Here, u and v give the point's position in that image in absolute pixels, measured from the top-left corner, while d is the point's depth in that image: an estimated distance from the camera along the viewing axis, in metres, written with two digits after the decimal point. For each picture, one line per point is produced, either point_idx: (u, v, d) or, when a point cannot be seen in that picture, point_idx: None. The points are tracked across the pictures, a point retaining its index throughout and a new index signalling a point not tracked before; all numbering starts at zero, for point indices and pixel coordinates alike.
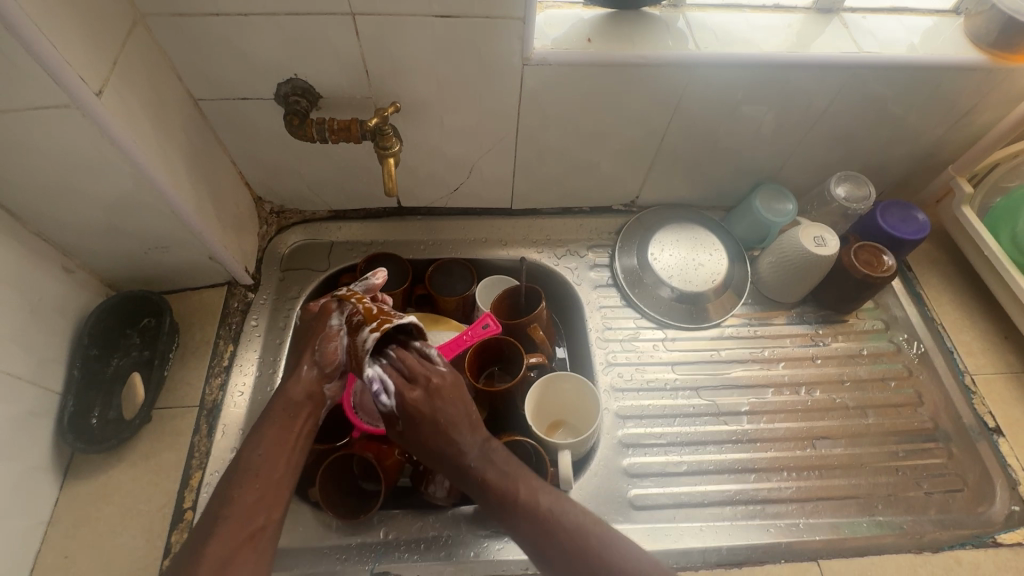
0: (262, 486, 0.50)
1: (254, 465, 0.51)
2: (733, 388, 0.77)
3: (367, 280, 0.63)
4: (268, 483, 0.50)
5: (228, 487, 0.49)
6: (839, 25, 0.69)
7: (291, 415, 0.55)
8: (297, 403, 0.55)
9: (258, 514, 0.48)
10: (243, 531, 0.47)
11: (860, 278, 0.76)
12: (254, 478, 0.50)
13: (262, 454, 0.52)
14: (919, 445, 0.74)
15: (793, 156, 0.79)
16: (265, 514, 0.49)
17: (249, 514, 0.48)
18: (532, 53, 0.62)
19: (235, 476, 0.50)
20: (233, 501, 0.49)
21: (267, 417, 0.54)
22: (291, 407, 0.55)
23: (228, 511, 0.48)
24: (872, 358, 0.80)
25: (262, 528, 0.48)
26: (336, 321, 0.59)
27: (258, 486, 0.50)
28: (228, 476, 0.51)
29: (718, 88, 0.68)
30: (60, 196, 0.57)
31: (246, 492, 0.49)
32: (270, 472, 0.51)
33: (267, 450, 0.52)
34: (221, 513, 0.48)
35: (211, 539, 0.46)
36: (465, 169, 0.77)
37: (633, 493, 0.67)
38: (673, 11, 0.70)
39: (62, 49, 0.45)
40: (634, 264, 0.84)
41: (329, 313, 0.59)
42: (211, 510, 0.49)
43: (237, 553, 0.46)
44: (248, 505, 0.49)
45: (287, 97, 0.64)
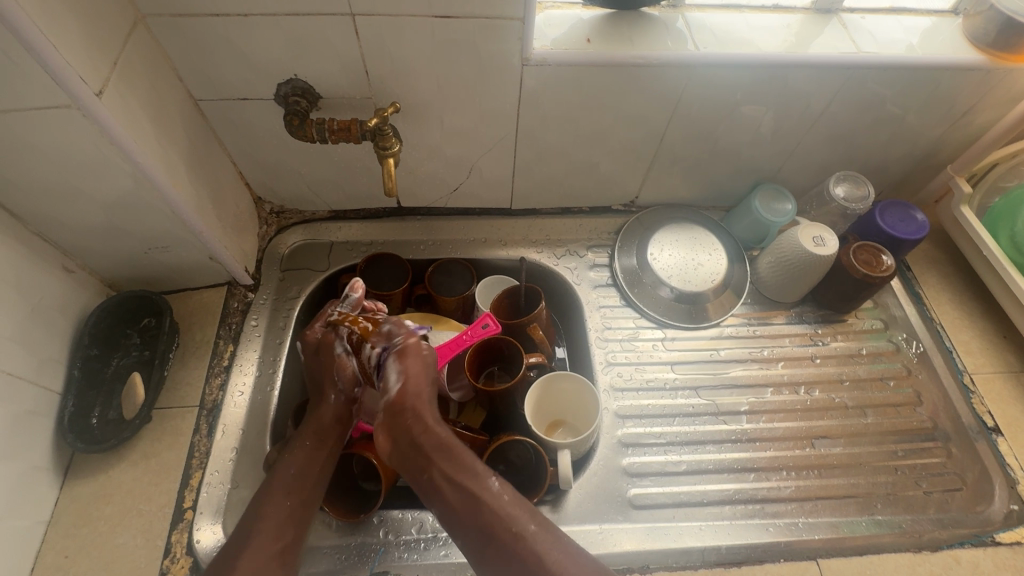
0: (291, 503, 0.54)
1: (286, 483, 0.55)
2: (732, 387, 0.77)
3: (347, 297, 0.67)
4: (297, 501, 0.54)
5: (261, 502, 0.53)
6: (838, 26, 0.70)
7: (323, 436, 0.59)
8: (326, 426, 0.59)
9: (286, 531, 0.52)
10: (274, 547, 0.51)
11: (859, 278, 0.76)
12: (286, 495, 0.54)
13: (294, 470, 0.56)
14: (918, 445, 0.74)
15: (793, 156, 0.80)
16: (293, 532, 0.53)
17: (279, 531, 0.52)
18: (532, 53, 0.62)
19: (268, 492, 0.54)
20: (264, 517, 0.53)
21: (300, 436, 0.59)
22: (321, 429, 0.59)
23: (260, 527, 0.52)
24: (871, 357, 0.80)
25: (289, 545, 0.52)
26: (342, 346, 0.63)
27: (289, 502, 0.54)
28: (261, 490, 0.55)
29: (718, 88, 0.68)
30: (61, 195, 0.57)
31: (277, 508, 0.53)
32: (300, 489, 0.55)
33: (298, 468, 0.56)
34: (254, 528, 0.52)
35: (243, 555, 0.50)
36: (465, 169, 0.78)
37: (633, 492, 0.67)
38: (673, 11, 0.70)
39: (62, 49, 0.45)
40: (633, 264, 0.84)
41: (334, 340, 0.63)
42: (245, 523, 0.52)
43: (269, 565, 0.50)
44: (279, 521, 0.53)
45: (287, 97, 0.64)
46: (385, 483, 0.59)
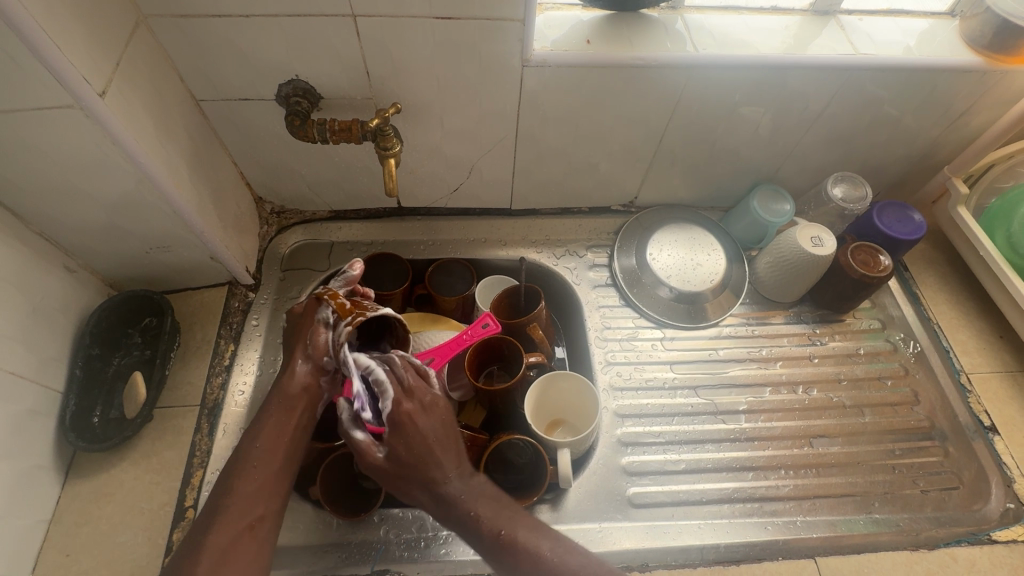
0: (260, 477, 0.52)
1: (255, 457, 0.52)
2: (731, 387, 0.77)
3: (344, 273, 0.64)
4: (267, 474, 0.52)
5: (229, 478, 0.51)
6: (836, 27, 0.70)
7: (288, 409, 0.56)
8: (292, 396, 0.56)
9: (256, 504, 0.50)
10: (243, 521, 0.49)
11: (857, 278, 0.76)
12: (255, 468, 0.52)
13: (261, 446, 0.53)
14: (916, 444, 0.75)
15: (791, 157, 0.80)
16: (264, 505, 0.50)
17: (248, 505, 0.50)
18: (532, 54, 0.62)
19: (235, 468, 0.52)
20: (234, 493, 0.50)
21: (265, 410, 0.56)
22: (287, 400, 0.56)
23: (228, 503, 0.49)
24: (869, 357, 0.81)
25: (261, 518, 0.50)
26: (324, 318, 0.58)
27: (258, 476, 0.51)
28: (230, 466, 0.52)
29: (716, 89, 0.68)
30: (62, 195, 0.57)
31: (247, 482, 0.51)
32: (269, 463, 0.52)
33: (264, 443, 0.53)
34: (222, 503, 0.49)
35: (212, 529, 0.48)
36: (465, 169, 0.78)
37: (632, 491, 0.68)
38: (672, 13, 0.71)
39: (66, 50, 0.46)
40: (632, 264, 0.84)
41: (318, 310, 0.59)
42: (214, 499, 0.50)
43: (236, 542, 0.48)
44: (249, 495, 0.50)
45: (288, 98, 0.64)
46: None
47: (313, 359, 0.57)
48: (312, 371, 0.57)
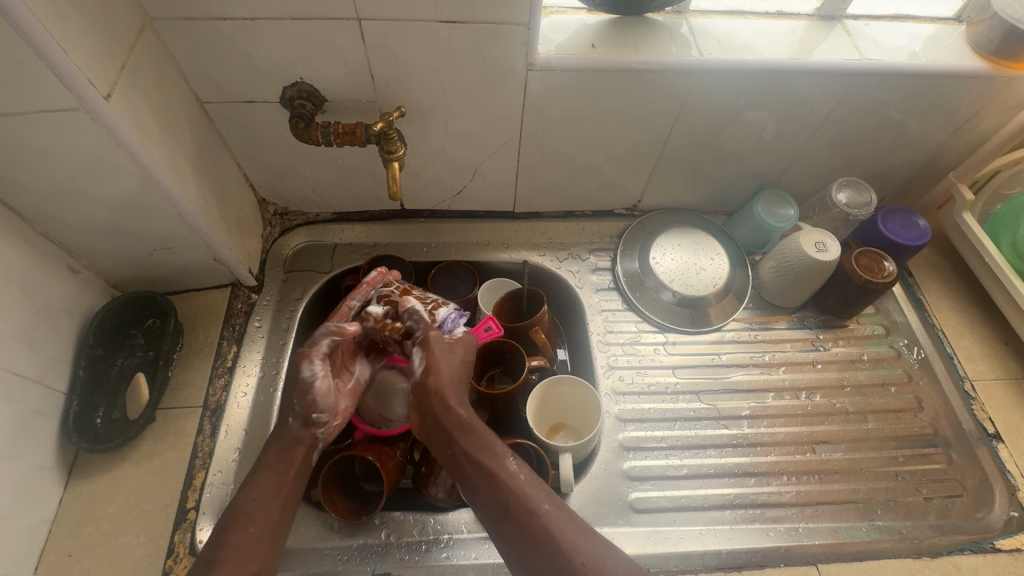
0: (256, 530, 0.53)
1: (249, 511, 0.54)
2: (733, 392, 0.77)
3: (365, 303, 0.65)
4: (260, 529, 0.53)
5: (223, 531, 0.53)
6: (841, 33, 0.70)
7: (286, 456, 0.58)
8: (289, 445, 0.59)
9: (250, 560, 0.52)
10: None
11: (861, 284, 0.76)
12: (247, 526, 0.53)
13: (257, 499, 0.55)
14: (919, 451, 0.75)
15: (795, 161, 0.80)
16: (258, 561, 0.52)
17: (244, 559, 0.52)
18: (536, 59, 0.62)
19: (232, 520, 0.53)
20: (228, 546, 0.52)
21: (261, 462, 0.58)
22: (286, 445, 0.59)
23: (222, 556, 0.51)
24: (872, 363, 0.81)
25: (256, 573, 0.52)
26: (309, 369, 0.59)
27: (252, 530, 0.53)
28: (221, 527, 0.53)
29: (721, 93, 0.68)
30: (67, 197, 0.58)
31: (240, 539, 0.52)
32: (264, 517, 0.54)
33: (261, 493, 0.55)
34: (216, 557, 0.51)
35: None
36: (468, 172, 0.78)
37: (633, 496, 0.67)
38: (677, 17, 0.70)
39: (72, 54, 0.46)
40: (635, 267, 0.84)
41: (301, 361, 0.59)
42: (206, 555, 0.52)
43: None
44: (242, 550, 0.52)
45: (293, 100, 0.64)
46: (388, 485, 0.60)
47: (301, 406, 0.59)
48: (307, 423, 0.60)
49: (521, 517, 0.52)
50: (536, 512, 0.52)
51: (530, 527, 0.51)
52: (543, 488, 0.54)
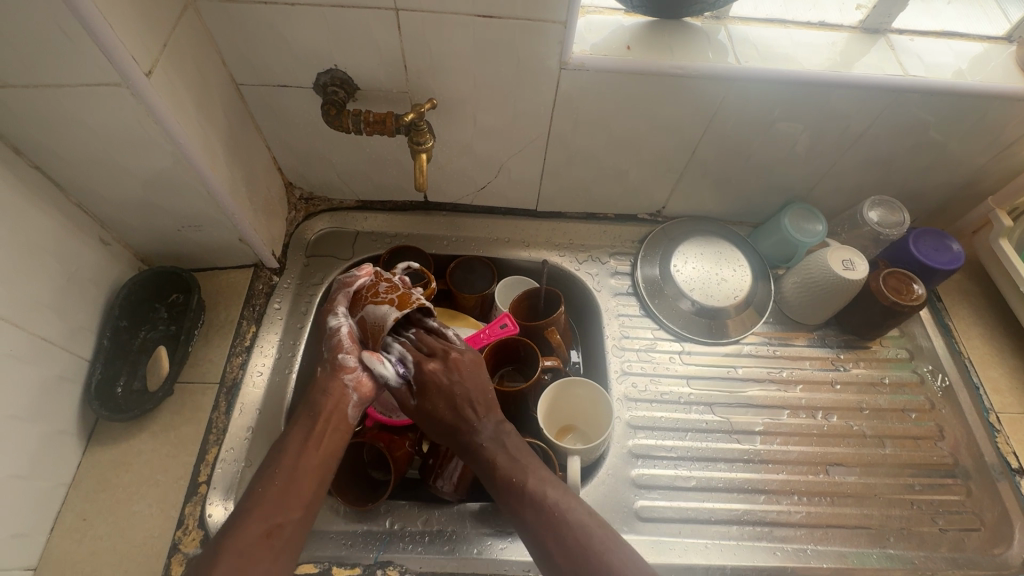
0: (279, 482, 0.52)
1: (281, 468, 0.53)
2: (748, 406, 0.76)
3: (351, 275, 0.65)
4: (286, 481, 0.52)
5: (254, 484, 0.52)
6: (885, 47, 0.68)
7: (316, 409, 0.57)
8: (318, 399, 0.57)
9: (275, 511, 0.51)
10: (261, 527, 0.49)
11: (887, 305, 0.74)
12: (277, 479, 0.52)
13: (288, 459, 0.54)
14: (936, 480, 0.73)
15: (827, 176, 0.78)
16: (284, 512, 0.51)
17: (273, 510, 0.51)
18: (570, 57, 0.62)
19: (262, 473, 0.53)
20: (255, 498, 0.51)
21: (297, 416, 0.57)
22: (315, 403, 0.57)
23: (251, 506, 0.50)
24: (893, 388, 0.79)
25: (280, 526, 0.50)
26: (335, 321, 0.62)
27: (279, 480, 0.52)
28: (258, 481, 0.53)
29: (756, 104, 0.67)
30: (103, 170, 0.59)
31: (271, 488, 0.52)
32: (294, 470, 0.53)
33: (290, 449, 0.54)
34: (244, 510, 0.50)
35: (230, 535, 0.48)
36: (493, 168, 0.78)
37: (640, 503, 0.67)
38: (715, 22, 0.69)
39: (118, 29, 0.46)
40: (655, 274, 0.83)
41: (326, 315, 0.62)
42: (242, 508, 0.51)
43: (253, 546, 0.48)
44: (269, 502, 0.51)
45: (326, 87, 0.65)
46: (396, 473, 0.60)
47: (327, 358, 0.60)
48: (333, 371, 0.59)
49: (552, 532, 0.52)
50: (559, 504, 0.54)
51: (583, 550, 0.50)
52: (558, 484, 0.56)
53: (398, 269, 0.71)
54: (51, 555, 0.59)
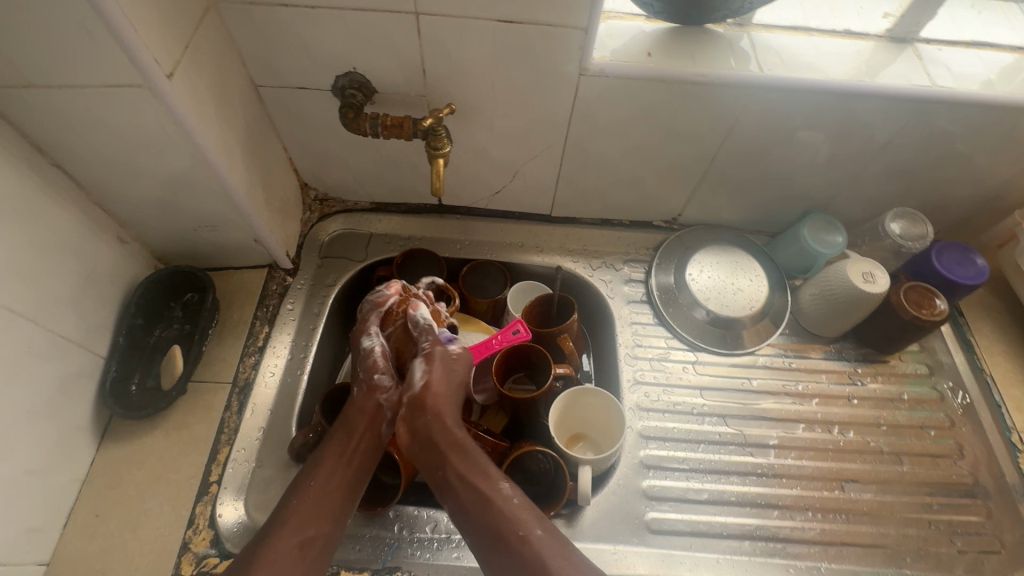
0: (312, 497, 0.55)
1: (315, 483, 0.56)
2: (762, 419, 0.74)
3: (379, 292, 0.67)
4: (319, 496, 0.55)
5: (289, 498, 0.56)
6: (912, 57, 0.66)
7: (352, 426, 0.59)
8: (354, 417, 0.60)
9: (308, 525, 0.54)
10: (294, 541, 0.52)
11: (908, 320, 0.73)
12: (310, 494, 0.55)
13: (321, 474, 0.57)
14: (955, 500, 0.71)
15: (848, 187, 0.77)
16: (317, 526, 0.54)
17: (305, 524, 0.54)
18: (590, 63, 0.61)
19: (296, 487, 0.56)
20: (289, 512, 0.54)
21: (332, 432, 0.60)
22: (349, 421, 0.60)
23: (285, 519, 0.54)
24: (911, 404, 0.77)
25: (313, 539, 0.53)
26: (369, 341, 0.65)
27: (311, 495, 0.55)
28: (294, 495, 0.56)
29: (778, 112, 0.66)
30: (122, 169, 0.59)
31: (304, 502, 0.55)
32: (328, 486, 0.56)
33: (325, 465, 0.57)
34: (278, 522, 0.54)
35: (264, 548, 0.52)
36: (509, 173, 0.77)
37: (651, 516, 0.66)
38: (738, 29, 0.68)
39: (141, 31, 0.47)
40: (670, 282, 0.82)
41: (360, 335, 0.65)
42: (277, 519, 0.54)
43: (285, 558, 0.51)
44: (302, 517, 0.54)
45: (344, 90, 0.64)
46: (405, 479, 0.60)
47: (362, 378, 0.63)
48: (368, 389, 0.62)
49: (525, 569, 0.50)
50: (531, 538, 0.52)
51: (522, 555, 0.51)
52: (534, 514, 0.54)
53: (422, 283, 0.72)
54: (63, 551, 0.59)
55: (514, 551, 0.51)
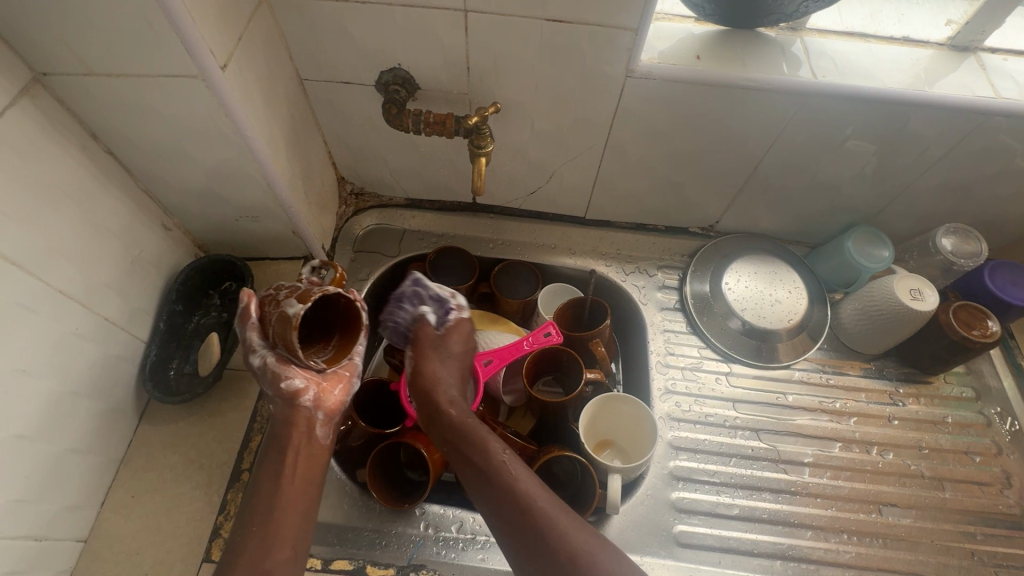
0: (261, 526, 0.52)
1: (260, 507, 0.53)
2: (797, 436, 0.72)
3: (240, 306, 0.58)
4: (266, 523, 0.52)
5: (237, 533, 0.52)
6: (975, 66, 0.64)
7: (283, 442, 0.56)
8: (282, 432, 0.57)
9: (263, 557, 0.50)
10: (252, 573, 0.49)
11: (956, 340, 0.70)
12: (258, 524, 0.52)
13: (264, 499, 0.53)
14: (1000, 532, 0.68)
15: (897, 200, 0.74)
16: (273, 553, 0.50)
17: (259, 555, 0.50)
18: (638, 65, 0.60)
19: (239, 520, 0.53)
20: (240, 547, 0.51)
21: (262, 457, 0.56)
22: (277, 439, 0.57)
23: (237, 554, 0.50)
24: (956, 428, 0.74)
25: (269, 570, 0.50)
26: (256, 358, 0.58)
27: (257, 523, 0.52)
28: (242, 526, 0.52)
29: (829, 121, 0.64)
30: (171, 158, 0.60)
31: (253, 532, 0.51)
32: (274, 511, 0.53)
33: (264, 489, 0.54)
34: (230, 558, 0.50)
35: None
36: (546, 174, 0.77)
37: (679, 528, 0.65)
38: (791, 34, 0.66)
39: (200, 24, 0.47)
40: (705, 290, 0.80)
41: (246, 356, 0.58)
42: (228, 558, 0.50)
43: None
44: (256, 548, 0.50)
45: (388, 85, 0.65)
46: (433, 476, 0.60)
47: (273, 394, 0.58)
48: (286, 402, 0.57)
49: (528, 527, 0.49)
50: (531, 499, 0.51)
51: (523, 514, 0.50)
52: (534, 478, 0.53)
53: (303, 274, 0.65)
54: (100, 530, 0.61)
55: (517, 511, 0.50)
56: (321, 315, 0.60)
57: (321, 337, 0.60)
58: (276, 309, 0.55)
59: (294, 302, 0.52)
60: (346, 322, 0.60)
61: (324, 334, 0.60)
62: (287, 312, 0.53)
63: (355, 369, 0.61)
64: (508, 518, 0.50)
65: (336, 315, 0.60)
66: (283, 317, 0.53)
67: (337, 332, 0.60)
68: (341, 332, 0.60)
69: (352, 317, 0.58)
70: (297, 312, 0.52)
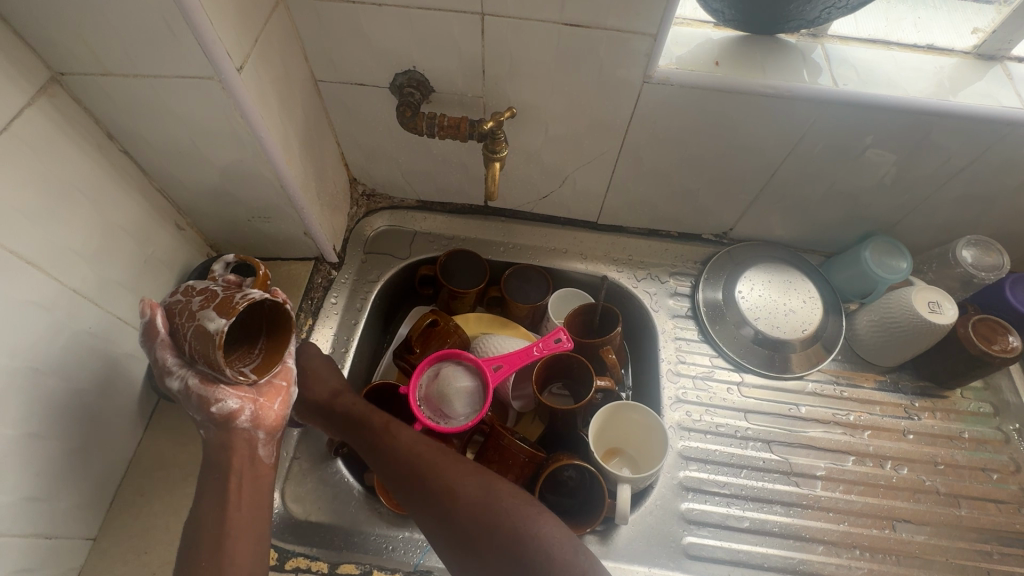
0: (211, 555, 0.51)
1: (206, 536, 0.52)
2: (810, 449, 0.71)
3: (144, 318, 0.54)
4: (215, 551, 0.51)
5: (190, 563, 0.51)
6: (1001, 75, 0.62)
7: (224, 470, 0.55)
8: (219, 459, 0.55)
9: None
10: None
11: (975, 354, 0.69)
12: (208, 553, 0.51)
13: (210, 528, 0.52)
14: (1016, 551, 0.67)
15: (917, 211, 0.73)
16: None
17: None
18: (655, 71, 0.59)
19: (187, 551, 0.52)
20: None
21: (200, 486, 0.55)
22: (213, 467, 0.55)
23: None
24: (973, 444, 0.73)
25: None
26: (175, 381, 0.54)
27: (204, 551, 0.51)
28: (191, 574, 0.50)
29: (848, 129, 0.63)
30: (185, 158, 0.60)
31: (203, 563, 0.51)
32: (221, 539, 0.52)
33: (207, 518, 0.53)
34: None
35: None
36: (559, 178, 0.76)
37: (688, 540, 0.64)
38: (812, 40, 0.65)
39: (217, 24, 0.47)
40: (718, 298, 0.79)
41: (163, 377, 0.55)
42: None
43: None
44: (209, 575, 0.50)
45: (402, 88, 0.64)
46: None
47: (204, 419, 0.55)
48: (220, 427, 0.55)
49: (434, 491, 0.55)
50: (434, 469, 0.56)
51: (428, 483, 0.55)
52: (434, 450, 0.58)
53: (216, 271, 0.59)
54: (110, 527, 0.61)
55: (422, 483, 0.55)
56: (241, 321, 0.57)
57: (243, 346, 0.57)
58: (193, 321, 0.51)
59: (215, 316, 0.49)
60: (272, 327, 0.57)
61: (246, 342, 0.57)
62: (208, 325, 0.49)
63: (290, 377, 0.60)
64: (414, 490, 0.55)
65: (262, 321, 0.57)
66: (203, 332, 0.50)
67: (261, 338, 0.57)
68: (266, 336, 0.57)
69: (278, 322, 0.56)
70: (220, 327, 0.49)
